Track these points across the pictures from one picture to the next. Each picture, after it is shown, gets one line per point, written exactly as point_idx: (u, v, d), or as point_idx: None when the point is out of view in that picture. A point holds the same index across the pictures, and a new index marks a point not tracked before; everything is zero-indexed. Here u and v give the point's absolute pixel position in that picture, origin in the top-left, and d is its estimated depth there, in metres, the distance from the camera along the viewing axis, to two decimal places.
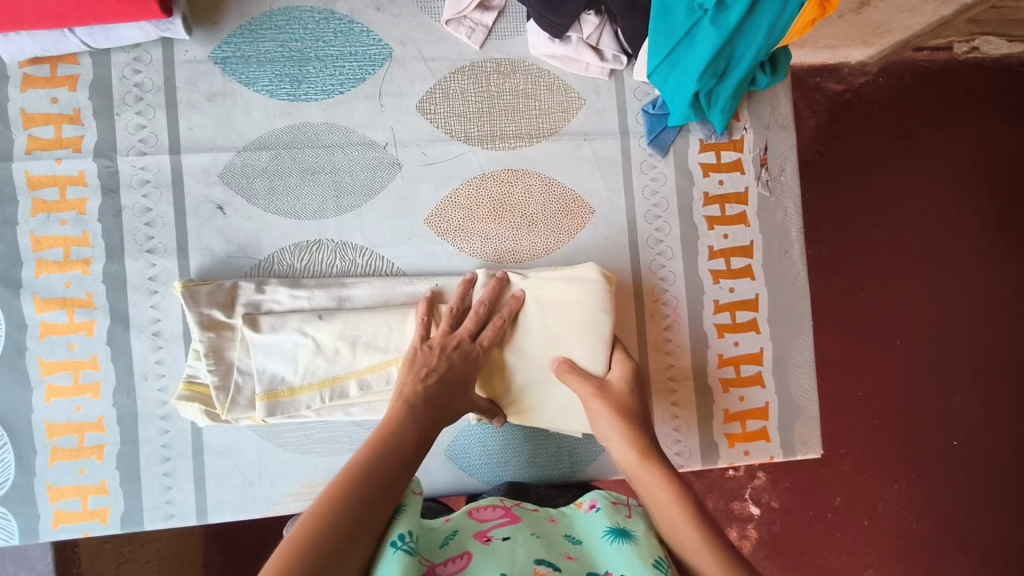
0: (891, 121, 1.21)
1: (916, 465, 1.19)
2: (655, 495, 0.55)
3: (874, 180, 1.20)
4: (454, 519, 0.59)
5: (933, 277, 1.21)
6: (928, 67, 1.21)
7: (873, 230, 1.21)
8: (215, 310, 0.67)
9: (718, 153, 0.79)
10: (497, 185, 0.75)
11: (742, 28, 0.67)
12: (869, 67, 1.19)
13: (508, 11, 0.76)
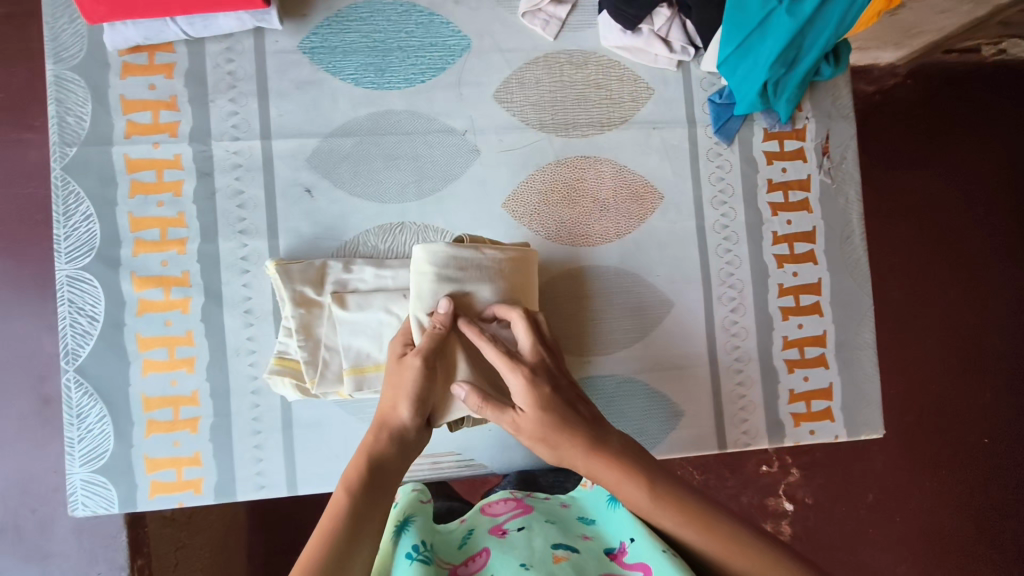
0: (920, 122, 1.22)
1: (947, 464, 1.19)
2: (636, 496, 0.49)
3: (905, 179, 1.22)
4: (469, 517, 0.65)
5: (963, 277, 1.22)
6: (955, 69, 1.22)
7: (902, 229, 1.22)
8: (307, 288, 0.70)
9: (782, 141, 0.82)
10: (571, 171, 0.78)
11: (815, 20, 0.69)
12: (898, 69, 1.21)
13: (581, 5, 0.79)
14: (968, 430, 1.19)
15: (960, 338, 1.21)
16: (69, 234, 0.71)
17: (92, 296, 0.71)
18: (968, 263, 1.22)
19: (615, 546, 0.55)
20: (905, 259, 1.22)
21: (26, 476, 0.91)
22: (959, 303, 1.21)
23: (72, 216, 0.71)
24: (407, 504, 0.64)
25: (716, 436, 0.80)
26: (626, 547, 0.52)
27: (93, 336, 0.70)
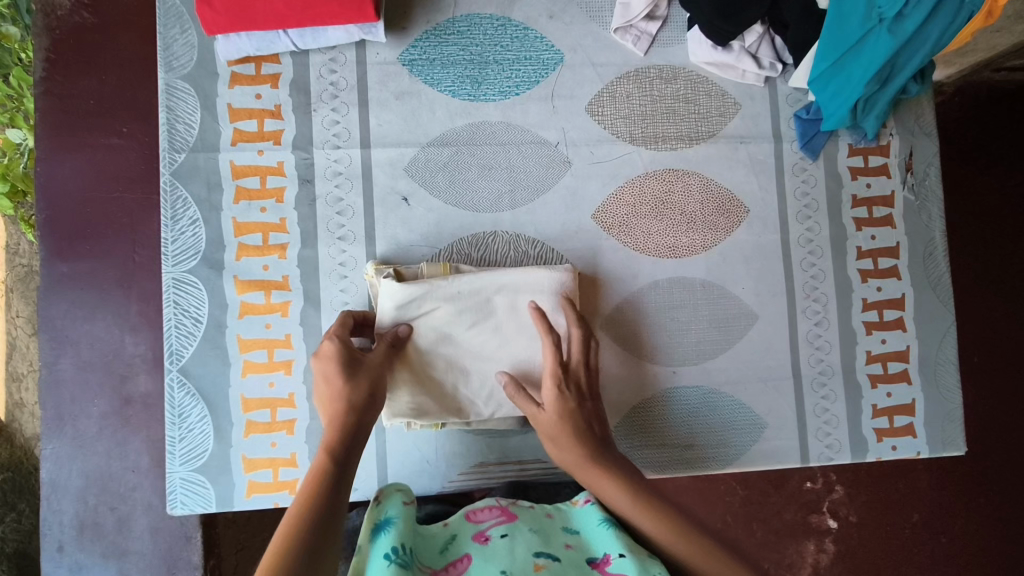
0: (971, 140, 1.19)
1: (999, 485, 1.15)
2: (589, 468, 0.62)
3: (956, 196, 1.19)
4: (452, 522, 0.61)
5: (1014, 297, 1.18)
6: (1006, 88, 1.18)
7: (952, 246, 1.19)
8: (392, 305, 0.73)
9: (866, 157, 0.83)
10: (660, 183, 0.80)
11: (913, 38, 0.70)
12: (947, 87, 1.19)
13: (671, 22, 0.81)
14: (1020, 453, 1.16)
15: (1010, 359, 1.17)
16: (176, 238, 0.73)
17: (197, 298, 0.73)
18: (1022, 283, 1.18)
19: (598, 556, 0.54)
20: (956, 277, 1.18)
21: (104, 476, 0.93)
22: (1011, 324, 1.17)
23: (179, 220, 0.73)
24: (383, 501, 0.60)
25: (800, 450, 0.80)
26: (609, 559, 0.53)
27: (196, 337, 0.72)
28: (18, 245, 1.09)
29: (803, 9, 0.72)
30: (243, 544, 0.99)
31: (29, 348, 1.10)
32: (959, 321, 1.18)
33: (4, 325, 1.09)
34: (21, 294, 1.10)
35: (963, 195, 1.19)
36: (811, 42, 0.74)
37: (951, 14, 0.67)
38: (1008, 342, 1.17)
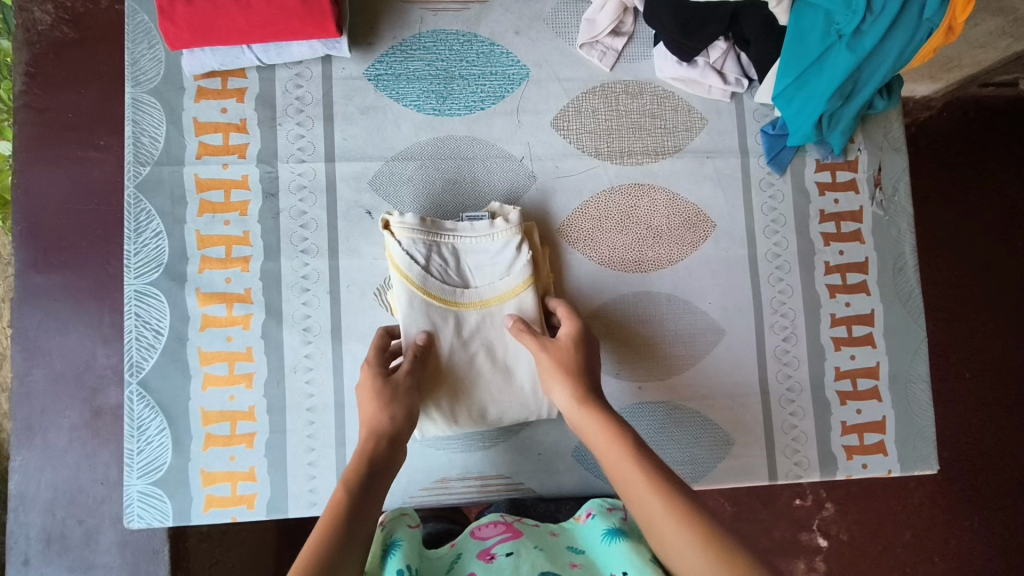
0: (956, 154, 1.18)
1: (988, 505, 1.13)
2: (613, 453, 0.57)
3: (943, 210, 1.18)
4: (458, 542, 0.61)
5: (999, 313, 1.16)
6: (992, 103, 1.18)
7: (939, 261, 1.18)
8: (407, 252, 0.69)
9: (834, 172, 0.83)
10: (625, 198, 0.79)
11: (873, 54, 0.69)
12: (934, 101, 1.19)
13: (636, 38, 0.82)
14: (1011, 472, 1.13)
15: (999, 376, 1.15)
16: (139, 250, 0.73)
17: (158, 311, 0.73)
18: (1009, 299, 1.17)
19: None
20: (939, 292, 1.17)
21: (73, 488, 0.92)
22: (998, 339, 1.16)
23: (143, 232, 0.73)
24: (391, 524, 0.61)
25: (768, 467, 0.78)
26: None
27: (157, 350, 0.72)
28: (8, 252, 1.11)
29: (763, 25, 0.72)
30: (217, 559, 0.98)
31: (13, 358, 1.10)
32: (946, 336, 1.17)
33: None
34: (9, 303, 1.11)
35: (948, 208, 1.18)
36: (773, 57, 0.74)
37: (909, 32, 0.67)
38: (995, 359, 1.15)
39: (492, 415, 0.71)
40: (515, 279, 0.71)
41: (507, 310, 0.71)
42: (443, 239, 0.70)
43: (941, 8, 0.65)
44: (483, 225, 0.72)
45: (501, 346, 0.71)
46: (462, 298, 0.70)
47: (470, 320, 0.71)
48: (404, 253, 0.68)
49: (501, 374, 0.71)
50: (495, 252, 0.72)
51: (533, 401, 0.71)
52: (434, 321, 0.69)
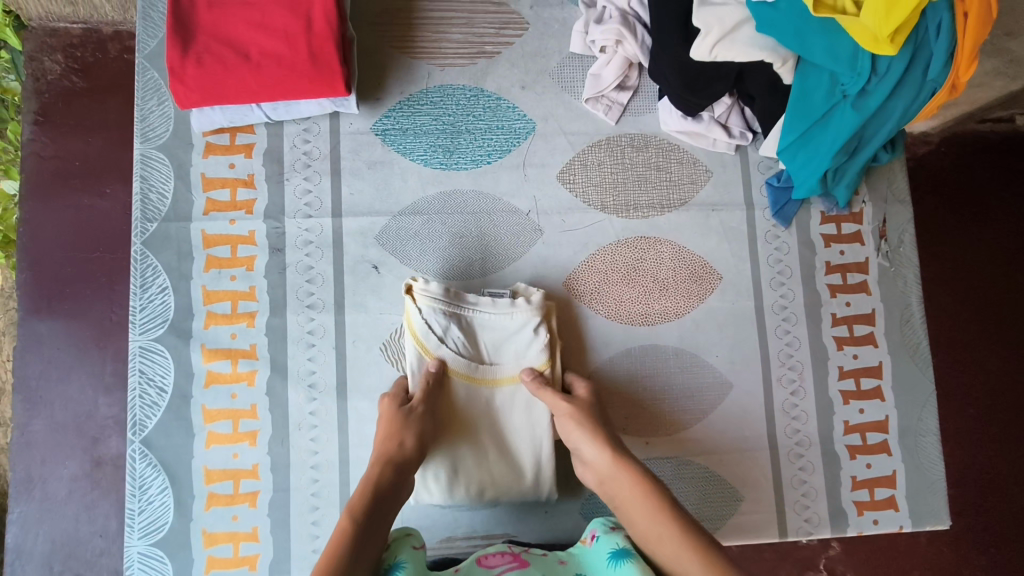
0: (956, 190, 1.18)
1: (1004, 548, 1.10)
2: (627, 496, 0.60)
3: (950, 245, 1.18)
4: (462, 568, 0.60)
5: (1005, 353, 1.15)
6: (990, 139, 1.19)
7: (945, 297, 1.17)
8: (425, 324, 0.69)
9: (839, 225, 0.83)
10: (632, 252, 0.80)
11: (879, 112, 0.70)
12: (932, 137, 1.20)
13: (640, 92, 0.83)
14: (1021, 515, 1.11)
15: (1007, 417, 1.14)
16: (145, 306, 0.73)
17: (162, 367, 0.72)
18: (1013, 339, 1.16)
19: None
20: (946, 328, 1.16)
21: (71, 541, 0.91)
22: (1006, 379, 1.15)
23: (148, 288, 0.73)
24: (395, 545, 0.58)
25: (778, 523, 0.77)
26: None
27: (160, 408, 0.72)
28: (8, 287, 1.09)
29: (768, 84, 0.72)
30: None
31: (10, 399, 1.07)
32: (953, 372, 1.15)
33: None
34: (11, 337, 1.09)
35: (954, 246, 1.18)
36: (779, 114, 0.74)
37: (914, 91, 0.67)
38: (1003, 401, 1.14)
39: (490, 495, 0.71)
40: (531, 362, 0.71)
41: (519, 392, 0.71)
42: (463, 313, 0.70)
43: (944, 68, 0.65)
44: (504, 303, 0.71)
45: (515, 424, 0.72)
46: (476, 373, 0.71)
47: (480, 396, 0.72)
48: (422, 323, 0.69)
49: (506, 455, 0.71)
50: (514, 330, 0.71)
51: (532, 486, 0.72)
52: (442, 391, 0.70)
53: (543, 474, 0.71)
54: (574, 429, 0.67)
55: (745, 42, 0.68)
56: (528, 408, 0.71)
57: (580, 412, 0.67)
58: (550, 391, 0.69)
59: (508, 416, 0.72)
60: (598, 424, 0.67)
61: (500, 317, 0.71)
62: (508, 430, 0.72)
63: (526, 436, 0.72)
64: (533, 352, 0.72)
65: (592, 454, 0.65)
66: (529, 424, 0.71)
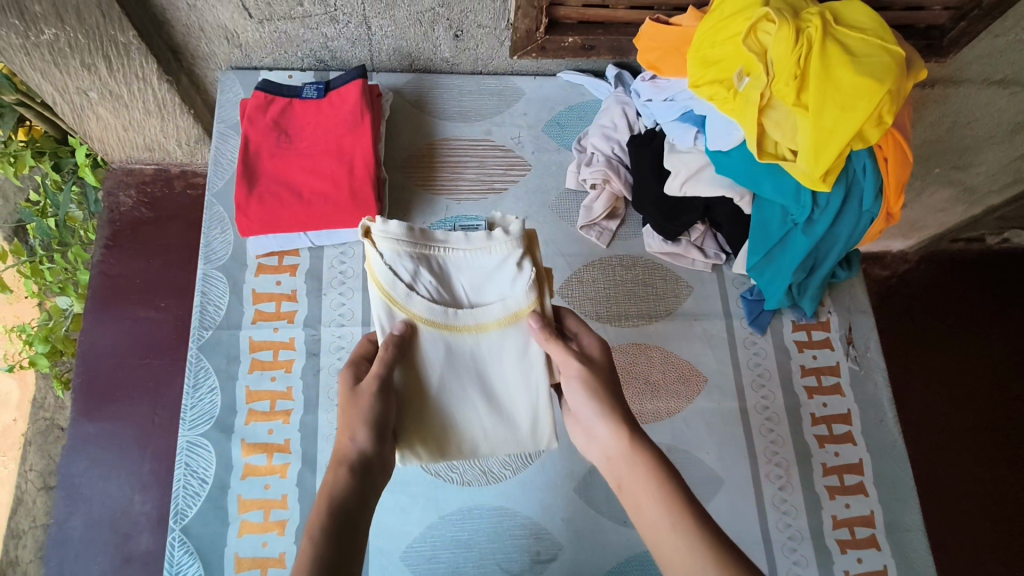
0: (938, 303, 1.32)
1: None
2: (639, 482, 0.59)
3: (933, 357, 1.29)
4: None
5: (992, 460, 1.22)
6: (964, 255, 1.36)
7: (935, 406, 1.26)
8: (393, 268, 0.65)
9: (809, 332, 0.93)
10: (624, 356, 0.90)
11: (828, 237, 0.83)
12: (909, 256, 1.36)
13: (627, 220, 0.97)
14: None
15: (1004, 524, 1.17)
16: (195, 404, 0.82)
17: (205, 460, 0.80)
18: (996, 447, 1.23)
19: None
20: (936, 439, 1.24)
21: None
22: (996, 485, 1.20)
23: (200, 388, 0.83)
24: None
25: None
26: None
27: (201, 497, 0.79)
28: (43, 400, 1.39)
29: (731, 214, 0.86)
30: None
31: (33, 504, 1.30)
32: (946, 479, 1.21)
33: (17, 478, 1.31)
34: (35, 446, 1.36)
35: (936, 356, 1.29)
36: (743, 239, 0.88)
37: (854, 219, 0.80)
38: (991, 504, 1.19)
39: (485, 451, 0.71)
40: (517, 303, 0.67)
41: (508, 337, 0.68)
42: (433, 253, 0.66)
43: (875, 201, 0.79)
44: (479, 239, 0.67)
45: (499, 374, 0.70)
46: (456, 322, 0.67)
47: (462, 346, 0.68)
48: (387, 269, 0.64)
49: (497, 411, 0.70)
50: (493, 267, 0.67)
51: (531, 438, 0.71)
52: (421, 348, 0.67)
53: (531, 427, 0.71)
54: (585, 398, 0.64)
55: (707, 181, 0.83)
56: (517, 359, 0.68)
57: (596, 378, 0.65)
58: (561, 348, 0.65)
59: (493, 368, 0.69)
60: (609, 393, 0.63)
61: (476, 254, 0.67)
62: (490, 381, 0.70)
63: (511, 389, 0.70)
64: (516, 291, 0.68)
65: (605, 431, 0.63)
66: (520, 374, 0.69)
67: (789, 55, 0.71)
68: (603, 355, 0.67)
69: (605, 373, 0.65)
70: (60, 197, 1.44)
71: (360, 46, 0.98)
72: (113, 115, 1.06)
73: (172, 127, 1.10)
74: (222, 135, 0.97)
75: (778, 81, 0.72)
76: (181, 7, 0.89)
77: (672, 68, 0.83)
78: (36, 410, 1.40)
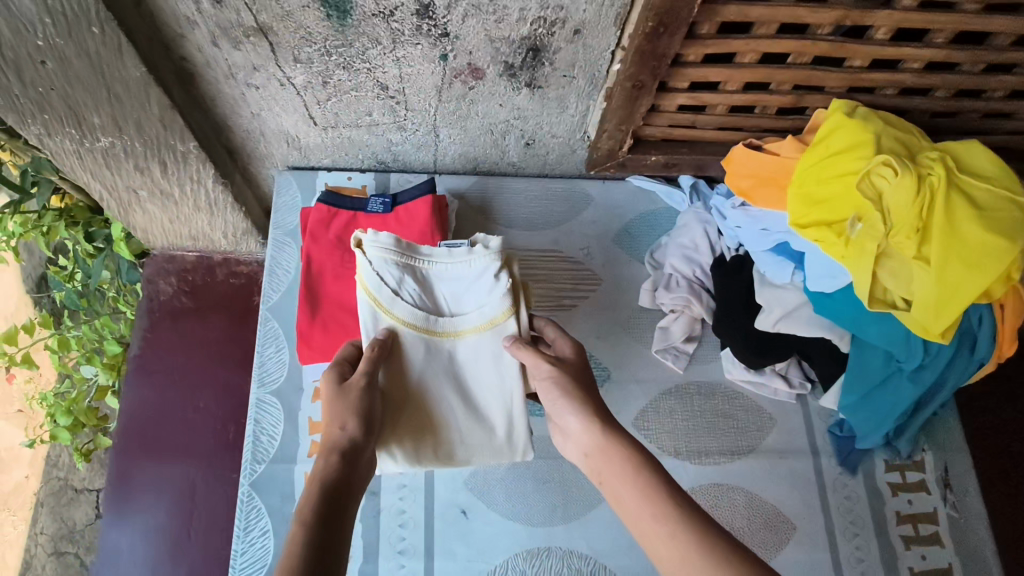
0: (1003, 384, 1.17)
1: None
2: (616, 471, 0.55)
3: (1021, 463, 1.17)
4: None
5: None
6: None
7: None
8: (379, 273, 0.70)
9: (903, 472, 0.86)
10: (706, 498, 0.83)
11: (936, 382, 0.77)
12: None
13: (704, 341, 0.91)
14: None
15: None
16: (246, 550, 0.76)
17: None
18: None
19: None
20: None
21: None
22: None
23: (251, 530, 0.77)
24: None
25: None
26: None
27: None
28: (57, 458, 1.38)
29: (827, 352, 0.81)
30: None
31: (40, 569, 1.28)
32: None
33: (27, 541, 1.31)
34: (47, 507, 1.34)
35: None
36: (835, 376, 0.83)
37: (966, 366, 0.75)
38: None
39: (462, 458, 0.71)
40: (494, 311, 0.71)
41: (483, 343, 0.71)
42: (417, 263, 0.71)
43: (990, 346, 0.73)
44: (461, 251, 0.72)
45: (474, 379, 0.72)
46: (435, 328, 0.71)
47: (441, 350, 0.71)
48: (373, 274, 0.69)
49: (475, 416, 0.72)
50: (473, 278, 0.71)
51: (505, 446, 0.72)
52: (401, 350, 0.70)
53: (508, 434, 0.72)
54: (558, 397, 0.63)
55: (804, 319, 0.77)
56: (494, 368, 0.71)
57: (568, 376, 0.64)
58: (532, 352, 0.67)
59: (468, 373, 0.72)
60: (581, 388, 0.63)
61: (458, 263, 0.71)
62: (468, 388, 0.72)
63: (489, 395, 0.72)
64: (493, 298, 0.72)
65: (577, 425, 0.60)
66: (495, 380, 0.72)
67: (910, 208, 0.66)
68: (576, 355, 0.67)
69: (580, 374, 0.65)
70: (93, 266, 1.37)
71: (426, 150, 0.93)
72: (161, 210, 1.00)
73: (220, 221, 1.04)
74: (279, 243, 0.93)
75: (897, 232, 0.67)
76: (244, 115, 0.84)
77: (767, 198, 0.77)
78: (48, 468, 1.38)
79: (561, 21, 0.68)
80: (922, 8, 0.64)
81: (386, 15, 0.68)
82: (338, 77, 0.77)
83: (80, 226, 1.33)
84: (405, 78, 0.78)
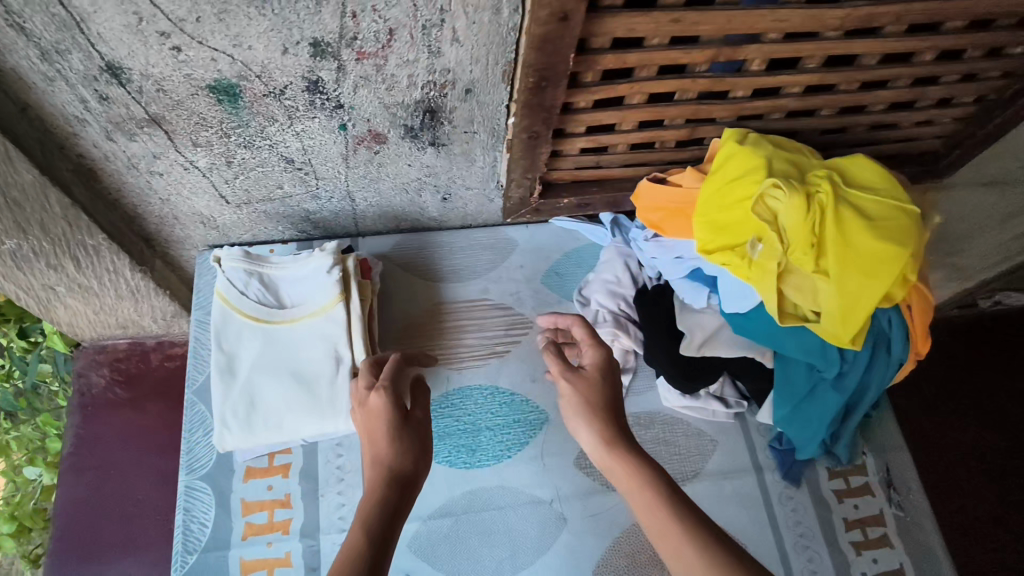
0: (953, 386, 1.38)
1: None
2: (629, 490, 0.62)
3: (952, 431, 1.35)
4: None
5: None
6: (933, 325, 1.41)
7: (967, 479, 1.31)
8: (229, 277, 0.80)
9: (846, 478, 0.88)
10: None
11: (860, 388, 0.79)
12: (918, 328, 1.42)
13: (639, 372, 0.92)
14: None
15: None
16: None
17: None
18: None
19: None
20: None
21: None
22: None
23: None
24: None
25: None
26: None
27: None
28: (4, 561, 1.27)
29: (753, 371, 0.85)
30: None
31: None
32: None
33: None
34: None
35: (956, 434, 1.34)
36: (767, 391, 0.85)
37: (887, 370, 0.77)
38: None
39: (291, 428, 0.75)
40: (325, 299, 0.79)
41: (317, 327, 0.78)
42: (264, 269, 0.81)
43: (904, 344, 0.75)
44: (304, 257, 0.82)
45: (309, 359, 0.77)
46: (275, 318, 0.79)
47: (280, 337, 0.79)
48: (225, 280, 0.80)
49: (309, 390, 0.75)
50: (313, 275, 0.80)
51: (329, 413, 0.75)
52: (242, 340, 0.78)
53: (346, 410, 0.74)
54: (578, 418, 0.69)
55: (725, 342, 0.80)
56: (325, 352, 0.77)
57: (580, 392, 0.69)
58: (556, 362, 0.72)
59: (306, 355, 0.77)
60: (600, 409, 0.68)
61: (296, 264, 0.81)
62: (305, 367, 0.77)
63: (321, 373, 0.76)
64: (326, 289, 0.79)
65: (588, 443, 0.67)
66: (328, 364, 0.76)
67: (804, 225, 0.68)
68: (602, 367, 0.71)
69: (613, 389, 0.71)
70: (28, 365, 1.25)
71: (344, 215, 0.94)
72: (83, 304, 0.98)
73: (147, 307, 1.02)
74: (201, 324, 0.91)
75: (794, 250, 0.68)
76: (153, 202, 0.84)
77: (675, 229, 0.80)
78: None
79: (451, 83, 0.71)
80: (789, 39, 0.68)
81: (277, 95, 0.69)
82: (241, 156, 0.78)
83: (12, 324, 1.19)
84: (309, 150, 0.78)
